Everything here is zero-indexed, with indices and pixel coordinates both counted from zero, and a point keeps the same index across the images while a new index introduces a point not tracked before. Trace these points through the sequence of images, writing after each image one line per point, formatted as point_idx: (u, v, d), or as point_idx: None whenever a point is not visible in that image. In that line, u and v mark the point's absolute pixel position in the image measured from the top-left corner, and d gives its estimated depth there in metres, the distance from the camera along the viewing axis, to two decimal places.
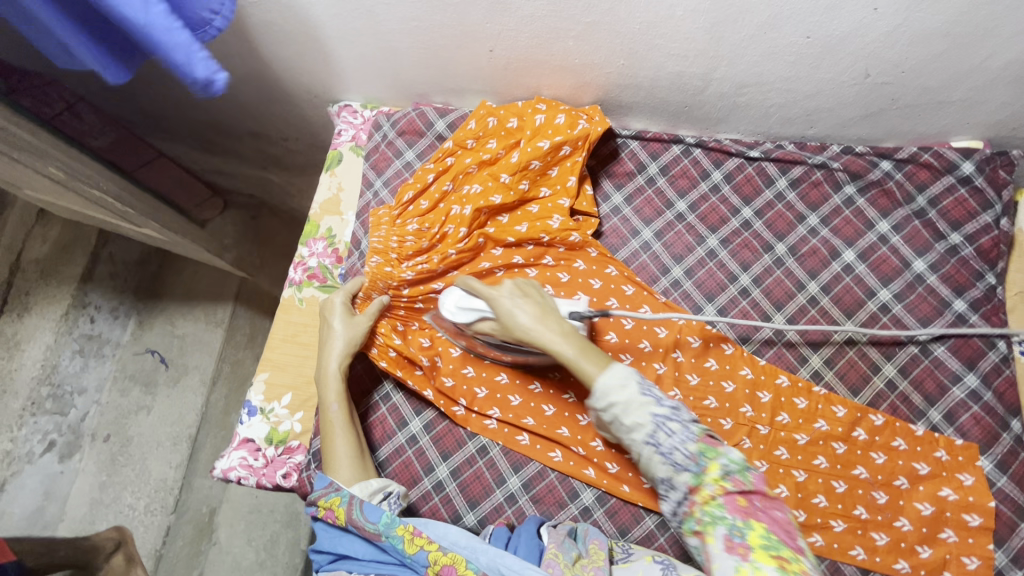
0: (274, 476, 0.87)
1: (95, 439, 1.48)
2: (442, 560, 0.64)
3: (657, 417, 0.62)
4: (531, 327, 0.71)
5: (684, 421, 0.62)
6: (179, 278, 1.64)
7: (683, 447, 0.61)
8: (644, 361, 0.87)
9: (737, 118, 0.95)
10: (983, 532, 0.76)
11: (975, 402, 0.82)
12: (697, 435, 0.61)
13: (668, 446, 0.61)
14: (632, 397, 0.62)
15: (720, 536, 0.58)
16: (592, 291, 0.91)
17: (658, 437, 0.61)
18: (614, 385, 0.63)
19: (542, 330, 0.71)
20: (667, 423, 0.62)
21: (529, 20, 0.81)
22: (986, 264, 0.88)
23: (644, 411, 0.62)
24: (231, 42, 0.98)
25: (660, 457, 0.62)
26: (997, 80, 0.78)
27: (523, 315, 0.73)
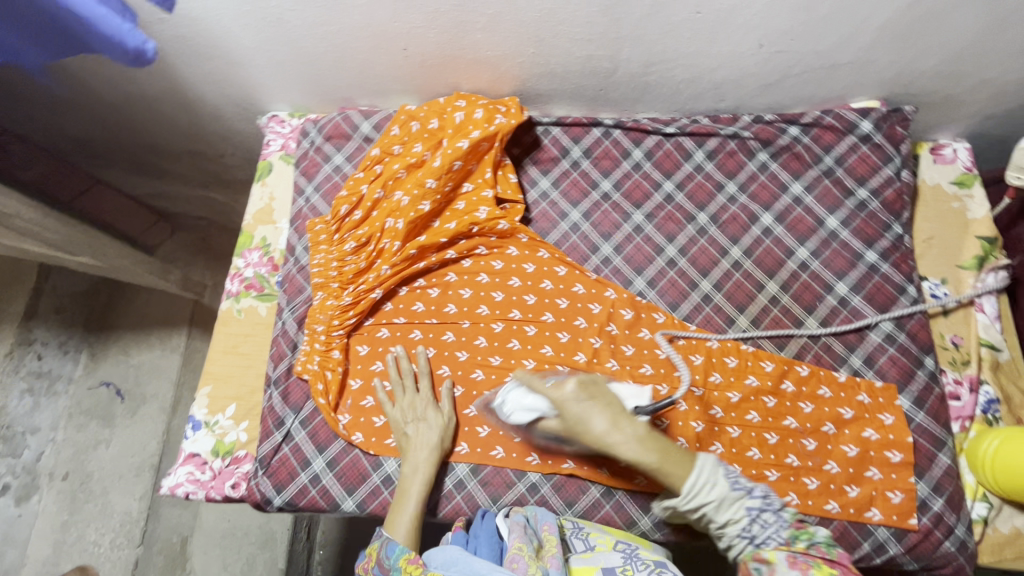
0: (223, 488, 0.87)
1: (53, 477, 1.45)
2: None
3: (750, 510, 0.65)
4: (609, 438, 0.66)
5: (775, 510, 0.65)
6: (132, 306, 1.57)
7: (776, 534, 0.63)
8: (580, 336, 0.90)
9: (652, 97, 0.98)
10: (904, 467, 0.81)
11: (891, 345, 0.87)
12: (790, 521, 0.64)
13: (761, 535, 0.64)
14: (720, 491, 0.66)
15: (783, 556, 0.61)
16: (526, 275, 0.94)
17: (751, 529, 0.64)
18: (703, 484, 0.66)
19: (618, 440, 0.66)
20: (760, 514, 0.65)
21: (434, 16, 0.84)
22: (893, 215, 0.93)
23: (739, 506, 0.65)
24: (147, 62, 0.99)
25: (751, 547, 0.64)
26: (878, 40, 0.83)
27: (607, 428, 0.67)
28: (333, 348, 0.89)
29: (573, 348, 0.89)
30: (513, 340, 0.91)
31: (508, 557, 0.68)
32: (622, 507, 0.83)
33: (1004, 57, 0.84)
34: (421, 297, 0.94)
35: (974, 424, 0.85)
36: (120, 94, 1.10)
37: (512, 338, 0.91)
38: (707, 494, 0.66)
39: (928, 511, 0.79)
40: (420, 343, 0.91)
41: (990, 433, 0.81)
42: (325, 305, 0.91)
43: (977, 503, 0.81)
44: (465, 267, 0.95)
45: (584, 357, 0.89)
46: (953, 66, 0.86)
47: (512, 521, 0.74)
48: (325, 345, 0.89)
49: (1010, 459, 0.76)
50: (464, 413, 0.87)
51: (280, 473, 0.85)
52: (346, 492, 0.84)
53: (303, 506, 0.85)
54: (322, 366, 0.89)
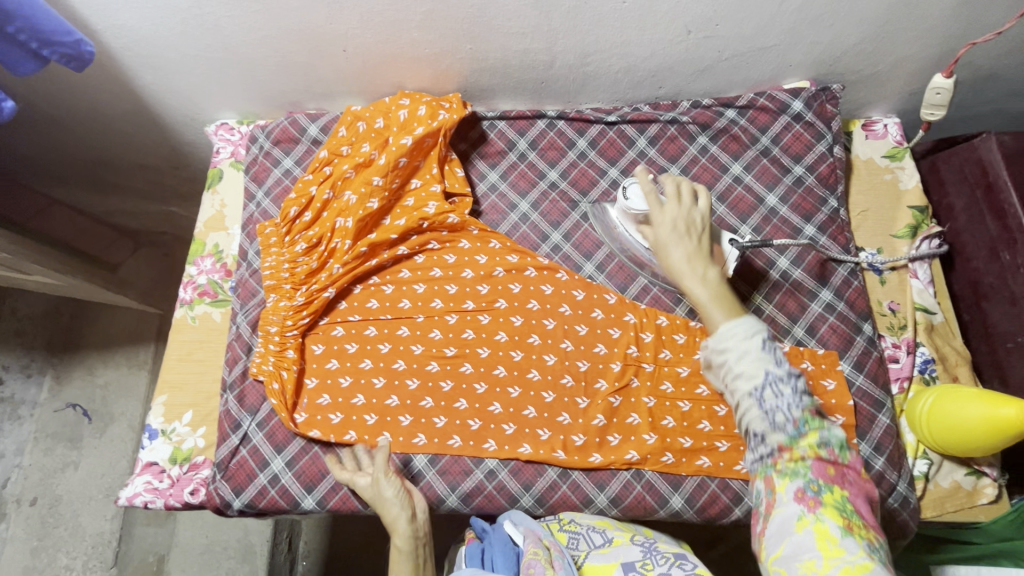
0: (181, 495, 0.87)
1: (21, 503, 1.42)
2: None
3: (770, 374, 0.62)
4: (680, 269, 0.74)
5: (797, 387, 0.62)
6: (95, 327, 1.53)
7: (789, 409, 0.61)
8: (533, 319, 0.92)
9: (593, 88, 1.01)
10: (847, 429, 0.83)
11: (831, 313, 0.90)
12: (806, 404, 0.62)
13: (773, 405, 0.61)
14: (749, 347, 0.63)
15: (794, 486, 0.60)
16: (479, 266, 0.95)
17: (765, 392, 0.62)
18: (737, 333, 0.64)
19: (686, 275, 0.73)
20: (779, 383, 0.62)
21: (370, 16, 0.86)
22: (827, 189, 0.96)
23: (760, 367, 0.63)
24: (88, 76, 0.99)
25: (758, 411, 0.62)
26: (798, 22, 0.86)
27: (677, 251, 0.75)
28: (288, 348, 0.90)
29: (526, 331, 0.91)
30: (467, 331, 0.92)
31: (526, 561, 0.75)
32: (578, 486, 0.85)
33: (918, 33, 0.88)
34: (375, 294, 0.94)
35: (912, 385, 0.89)
36: (66, 110, 1.09)
37: (466, 329, 0.92)
38: (738, 342, 0.64)
39: (870, 470, 0.82)
40: (375, 339, 0.92)
41: (927, 392, 0.84)
42: (277, 306, 0.91)
43: (919, 460, 0.85)
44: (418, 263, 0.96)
45: (538, 340, 0.91)
46: (872, 44, 0.90)
47: (523, 528, 0.81)
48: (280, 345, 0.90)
49: (945, 415, 0.80)
50: (420, 405, 0.88)
51: (238, 475, 0.85)
52: (306, 490, 0.85)
53: (264, 507, 0.85)
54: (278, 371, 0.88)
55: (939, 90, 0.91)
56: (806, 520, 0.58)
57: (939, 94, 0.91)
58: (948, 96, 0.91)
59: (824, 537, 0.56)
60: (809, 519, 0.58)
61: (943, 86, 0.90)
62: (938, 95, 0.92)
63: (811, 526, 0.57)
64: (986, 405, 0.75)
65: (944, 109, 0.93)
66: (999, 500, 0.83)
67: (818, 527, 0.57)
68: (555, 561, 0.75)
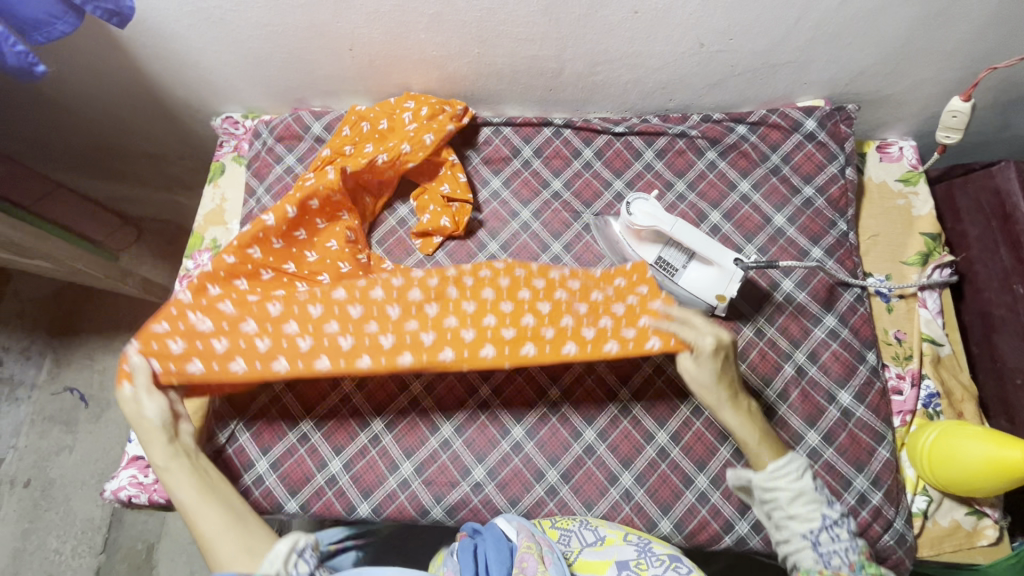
0: (166, 491, 0.86)
1: (15, 484, 1.43)
2: None
3: (828, 517, 0.65)
4: (720, 402, 0.73)
5: (852, 532, 0.65)
6: (96, 312, 1.54)
7: (846, 554, 0.63)
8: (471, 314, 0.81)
9: (601, 97, 0.99)
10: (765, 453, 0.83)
11: (834, 340, 0.87)
12: (863, 551, 0.64)
13: (829, 548, 0.64)
14: (803, 489, 0.66)
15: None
16: (408, 277, 0.80)
17: (822, 535, 0.64)
18: (786, 474, 0.67)
19: (728, 407, 0.73)
20: (836, 526, 0.65)
21: (376, 16, 0.85)
22: (837, 212, 0.94)
23: (814, 507, 0.66)
24: (94, 64, 0.99)
25: (818, 564, 0.64)
26: (814, 40, 0.84)
27: (715, 371, 0.73)
28: (168, 340, 0.74)
29: (481, 314, 0.80)
30: (411, 321, 0.79)
31: (519, 554, 0.68)
32: (565, 504, 0.83)
33: (939, 56, 0.85)
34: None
35: (915, 418, 0.86)
36: (73, 96, 1.09)
37: (410, 318, 0.79)
38: (788, 483, 0.66)
39: (868, 505, 0.80)
40: (294, 321, 0.77)
41: (930, 427, 0.82)
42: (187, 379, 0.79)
43: (918, 496, 0.82)
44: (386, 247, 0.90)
45: (495, 320, 0.80)
46: (891, 65, 0.88)
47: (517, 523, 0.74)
48: (161, 347, 0.74)
49: (947, 454, 0.77)
50: (323, 329, 0.77)
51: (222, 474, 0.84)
52: (289, 493, 0.84)
53: None
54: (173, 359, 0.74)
55: (956, 113, 0.88)
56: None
57: (955, 117, 0.89)
58: (965, 119, 0.88)
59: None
60: None
61: (960, 110, 0.88)
62: (955, 118, 0.89)
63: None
64: (990, 445, 0.73)
65: (960, 133, 0.90)
66: (999, 542, 0.80)
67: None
68: (546, 556, 0.68)
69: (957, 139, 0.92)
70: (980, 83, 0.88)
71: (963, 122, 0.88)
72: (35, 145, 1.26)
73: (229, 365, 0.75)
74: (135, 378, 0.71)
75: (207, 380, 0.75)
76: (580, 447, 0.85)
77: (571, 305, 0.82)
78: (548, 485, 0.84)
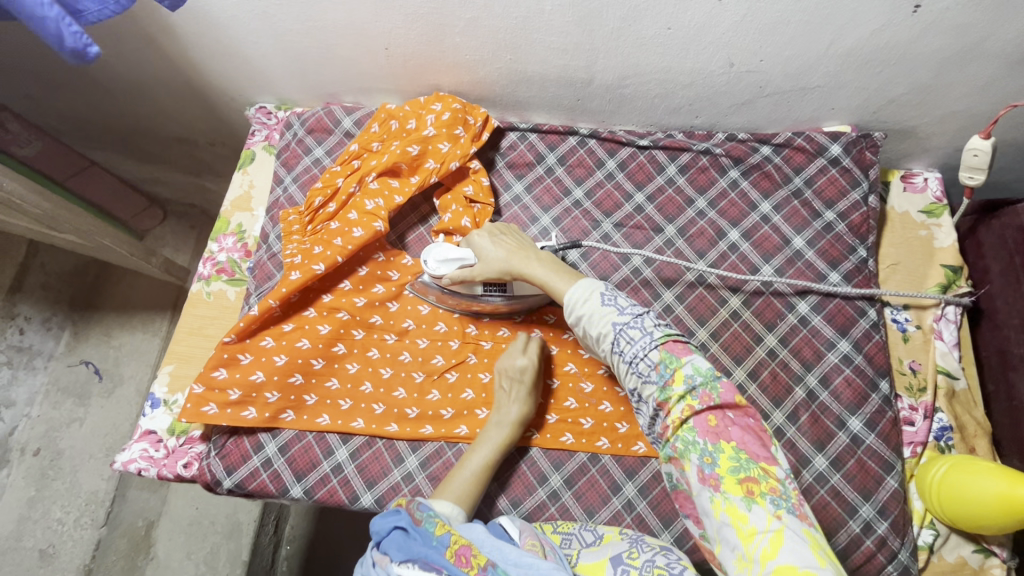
0: (175, 466, 0.88)
1: (24, 452, 1.42)
2: (461, 540, 0.64)
3: (617, 326, 0.70)
4: (507, 261, 0.81)
5: (644, 328, 0.69)
6: (117, 289, 1.57)
7: (645, 355, 0.67)
8: None
9: (628, 110, 1.00)
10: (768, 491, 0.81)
11: (847, 366, 0.87)
12: (660, 343, 0.67)
13: (631, 354, 0.68)
14: (591, 309, 0.72)
15: (695, 465, 0.63)
16: (453, 319, 0.92)
17: (621, 344, 0.69)
18: (580, 298, 0.73)
19: (514, 258, 0.81)
20: (627, 329, 0.69)
21: (414, 18, 0.87)
22: (858, 238, 0.93)
23: (606, 321, 0.71)
24: (139, 47, 1.01)
25: (626, 365, 0.69)
26: (845, 66, 0.85)
27: (499, 251, 0.82)
28: (226, 388, 0.84)
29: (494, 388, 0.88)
30: (433, 391, 0.88)
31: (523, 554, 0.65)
32: (567, 510, 0.83)
33: (969, 89, 0.86)
34: (342, 338, 0.89)
35: (926, 451, 0.86)
36: (116, 77, 1.12)
37: (433, 388, 0.88)
38: (580, 307, 0.73)
39: (873, 534, 0.79)
40: (343, 356, 0.89)
41: (940, 459, 0.81)
42: (223, 356, 0.85)
43: (924, 530, 0.82)
44: (405, 266, 0.94)
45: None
46: (920, 95, 0.88)
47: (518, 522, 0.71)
48: (221, 392, 0.84)
49: (957, 487, 0.76)
50: (359, 390, 0.88)
51: (232, 455, 0.86)
52: (296, 478, 0.84)
53: (253, 489, 0.85)
54: (232, 403, 0.84)
55: (977, 152, 0.87)
56: (717, 501, 0.60)
57: (977, 156, 0.88)
58: (987, 159, 0.87)
59: (737, 520, 0.58)
60: (718, 502, 0.60)
61: (981, 149, 0.87)
62: (976, 157, 0.88)
63: (723, 508, 0.59)
64: (1003, 482, 0.72)
65: (984, 173, 0.89)
66: None
67: (728, 507, 0.59)
68: (550, 555, 0.66)
69: (981, 179, 0.90)
70: (1000, 122, 0.89)
71: (985, 161, 0.87)
72: (76, 119, 1.29)
73: (279, 414, 0.86)
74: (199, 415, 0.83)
75: (257, 424, 0.85)
76: (586, 455, 0.85)
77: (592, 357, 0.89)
78: (551, 490, 0.84)
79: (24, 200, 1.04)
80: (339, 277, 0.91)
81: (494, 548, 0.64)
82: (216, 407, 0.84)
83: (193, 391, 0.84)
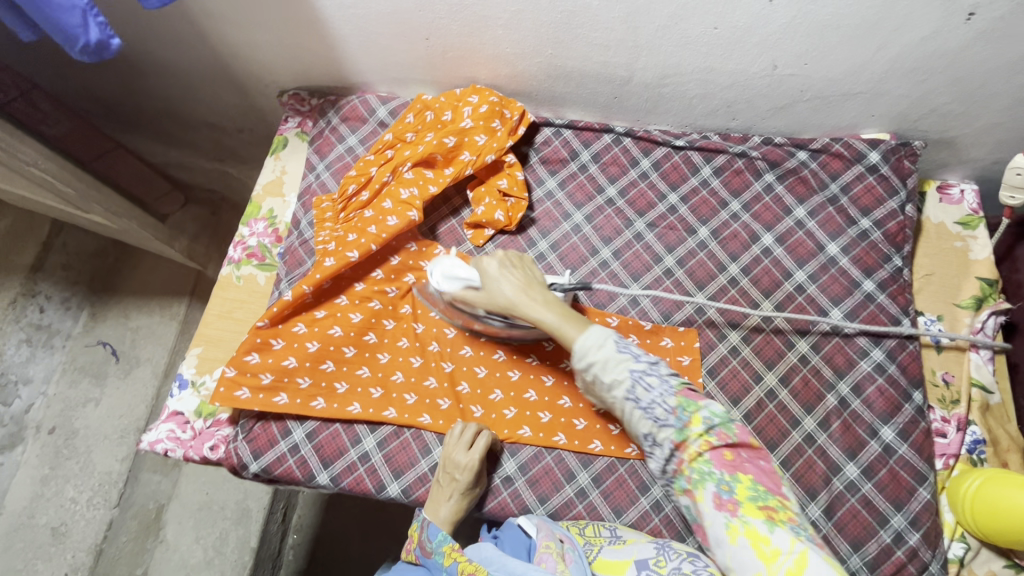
0: (201, 448, 0.88)
1: (39, 430, 1.43)
2: (467, 568, 0.69)
3: (634, 373, 0.68)
4: (516, 300, 0.75)
5: (662, 375, 0.69)
6: (135, 272, 1.58)
7: (664, 401, 0.67)
8: (532, 375, 0.89)
9: (664, 110, 1.00)
10: None
11: (880, 375, 0.86)
12: (677, 389, 0.68)
13: (648, 401, 0.68)
14: (609, 358, 0.68)
15: (709, 492, 0.64)
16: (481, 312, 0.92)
17: (636, 391, 0.68)
18: (592, 346, 0.69)
19: (524, 300, 0.74)
20: (644, 377, 0.68)
21: (458, 8, 0.86)
22: (894, 247, 0.93)
23: (623, 368, 0.68)
24: (179, 30, 1.02)
25: (641, 411, 0.69)
26: (891, 72, 0.84)
27: (507, 288, 0.76)
28: (258, 372, 0.85)
29: (524, 388, 0.88)
30: (463, 382, 0.88)
31: (537, 554, 0.69)
32: (594, 508, 0.82)
33: (1016, 100, 0.85)
34: (373, 327, 0.89)
35: (958, 463, 0.85)
36: (148, 57, 1.12)
37: (462, 382, 0.88)
38: (595, 354, 0.69)
39: (904, 545, 0.79)
40: (374, 346, 0.89)
41: (973, 473, 0.80)
42: (256, 339, 0.85)
43: (954, 543, 0.81)
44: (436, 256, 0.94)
45: (536, 396, 0.87)
46: (965, 106, 0.87)
47: (535, 520, 0.76)
48: (252, 376, 0.84)
49: (990, 503, 0.75)
50: (389, 380, 0.87)
51: (259, 440, 0.85)
52: (323, 464, 0.84)
53: (279, 474, 0.85)
54: (265, 388, 0.85)
55: (1020, 171, 0.86)
56: (734, 527, 0.61)
57: (1020, 176, 0.87)
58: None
59: (758, 541, 0.59)
60: (736, 526, 0.60)
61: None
62: (1019, 176, 0.87)
63: (741, 532, 0.60)
64: None
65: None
66: None
67: (746, 530, 0.60)
68: (567, 555, 0.70)
69: (1022, 199, 0.89)
70: None
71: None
72: (107, 99, 1.29)
73: (310, 400, 0.85)
74: (230, 397, 0.83)
75: (289, 410, 0.85)
76: (614, 456, 0.84)
77: None
78: (579, 487, 0.84)
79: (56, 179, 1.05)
80: (373, 266, 0.92)
81: (501, 563, 0.68)
82: (248, 391, 0.84)
83: (226, 374, 0.84)
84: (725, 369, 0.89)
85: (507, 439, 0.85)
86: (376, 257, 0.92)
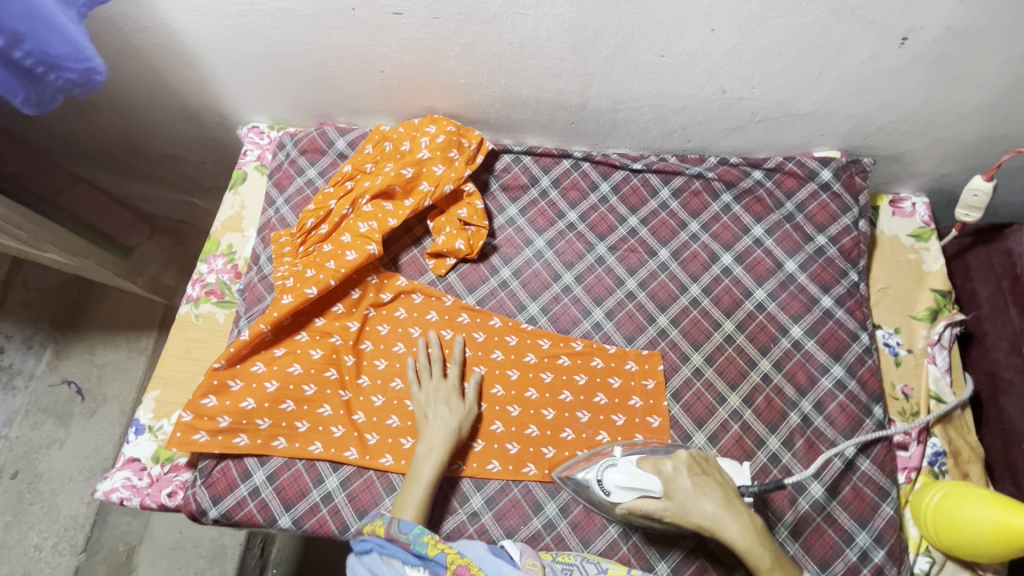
0: (159, 496, 0.85)
1: (1, 476, 1.38)
2: (460, 560, 0.66)
3: None
4: (720, 519, 0.71)
5: None
6: (102, 306, 1.54)
7: None
8: (497, 406, 0.88)
9: (621, 134, 1.01)
10: None
11: (841, 391, 0.87)
12: None
13: None
14: None
15: None
16: (444, 342, 0.92)
17: None
18: None
19: (729, 520, 0.71)
20: None
21: (409, 42, 0.87)
22: (849, 262, 0.94)
23: None
24: (132, 69, 1.00)
25: None
26: (835, 94, 0.86)
27: (707, 506, 0.72)
28: (215, 416, 0.83)
29: (490, 419, 0.87)
30: None
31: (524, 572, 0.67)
32: (562, 539, 0.81)
33: (956, 118, 0.87)
34: (335, 363, 0.88)
35: (920, 476, 0.86)
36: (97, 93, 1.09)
37: None
38: None
39: (869, 563, 0.79)
40: (336, 382, 0.87)
41: (935, 486, 0.81)
42: (213, 382, 0.83)
43: (920, 557, 0.82)
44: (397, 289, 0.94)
45: (502, 427, 0.87)
46: (910, 124, 0.90)
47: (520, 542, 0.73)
48: (210, 420, 0.83)
49: (951, 516, 0.76)
50: (353, 417, 0.86)
51: (219, 484, 0.83)
52: (284, 507, 0.82)
53: (239, 519, 0.83)
54: (224, 431, 0.83)
55: (977, 192, 0.88)
56: None
57: (977, 197, 0.89)
58: (985, 199, 0.89)
59: None
60: None
61: (980, 189, 0.88)
62: (976, 197, 0.89)
63: None
64: (998, 510, 0.71)
65: (980, 212, 0.90)
66: None
67: None
68: None
69: (976, 217, 0.91)
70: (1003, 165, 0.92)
71: (983, 201, 0.88)
72: (61, 135, 1.25)
73: (271, 441, 0.84)
74: (188, 442, 0.82)
75: (250, 453, 0.83)
76: (581, 484, 0.84)
77: (585, 384, 0.90)
78: (546, 519, 0.83)
79: (8, 222, 1.02)
80: (333, 300, 0.91)
81: (493, 562, 0.66)
82: (206, 435, 0.82)
83: (182, 419, 0.82)
84: (689, 391, 0.89)
85: (473, 473, 0.85)
86: (336, 291, 0.91)
